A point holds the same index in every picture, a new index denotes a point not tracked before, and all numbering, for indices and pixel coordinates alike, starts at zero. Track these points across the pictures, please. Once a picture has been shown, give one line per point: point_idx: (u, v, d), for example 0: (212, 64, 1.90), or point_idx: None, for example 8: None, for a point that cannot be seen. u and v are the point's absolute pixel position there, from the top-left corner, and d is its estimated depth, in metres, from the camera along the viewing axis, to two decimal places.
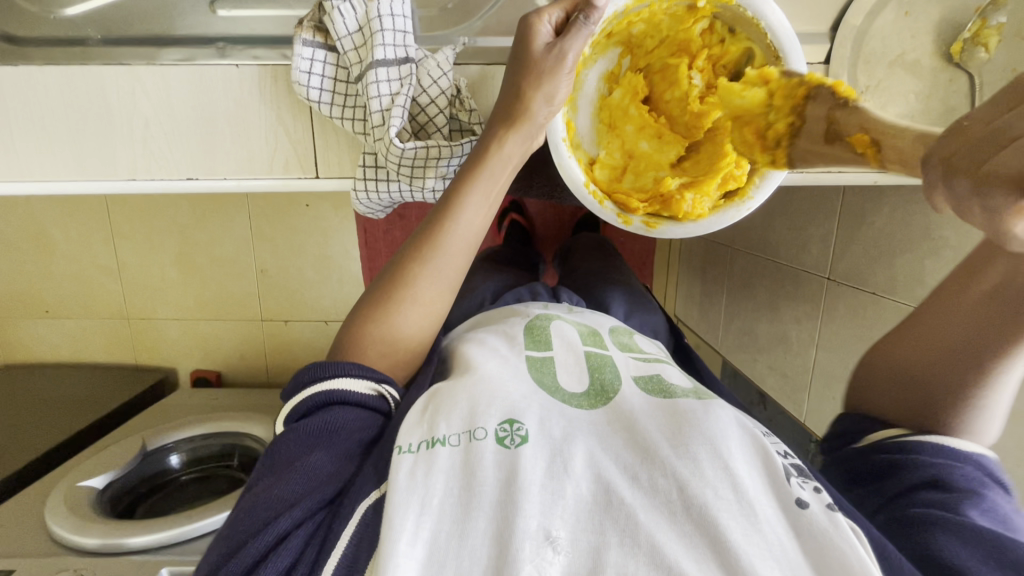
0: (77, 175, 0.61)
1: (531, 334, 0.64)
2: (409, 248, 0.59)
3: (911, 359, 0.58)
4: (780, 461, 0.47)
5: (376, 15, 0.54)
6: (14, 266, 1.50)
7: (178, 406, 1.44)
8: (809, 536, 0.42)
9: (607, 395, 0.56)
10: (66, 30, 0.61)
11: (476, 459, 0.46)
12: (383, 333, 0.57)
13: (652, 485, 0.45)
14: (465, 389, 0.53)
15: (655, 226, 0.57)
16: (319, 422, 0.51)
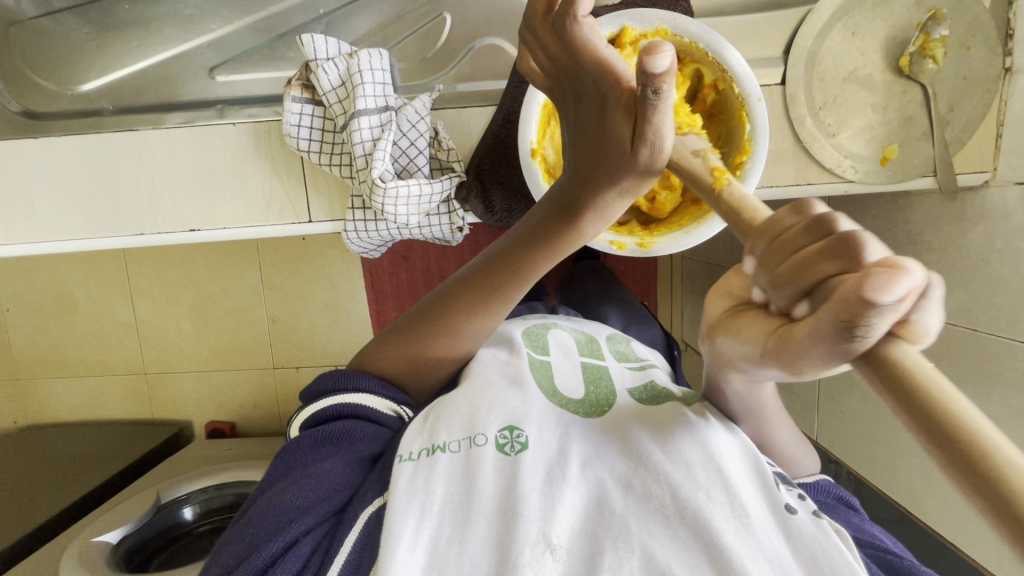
0: (91, 234, 0.66)
1: (527, 339, 0.66)
2: (458, 299, 0.56)
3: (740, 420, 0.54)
4: (768, 468, 0.47)
5: (357, 70, 0.59)
6: (38, 327, 1.56)
7: (192, 457, 1.45)
8: (798, 542, 0.41)
9: (602, 407, 0.57)
10: (82, 104, 0.67)
11: (477, 463, 0.46)
12: (430, 353, 0.58)
13: (643, 492, 0.45)
14: (464, 396, 0.53)
15: (649, 245, 0.58)
16: (333, 432, 0.53)
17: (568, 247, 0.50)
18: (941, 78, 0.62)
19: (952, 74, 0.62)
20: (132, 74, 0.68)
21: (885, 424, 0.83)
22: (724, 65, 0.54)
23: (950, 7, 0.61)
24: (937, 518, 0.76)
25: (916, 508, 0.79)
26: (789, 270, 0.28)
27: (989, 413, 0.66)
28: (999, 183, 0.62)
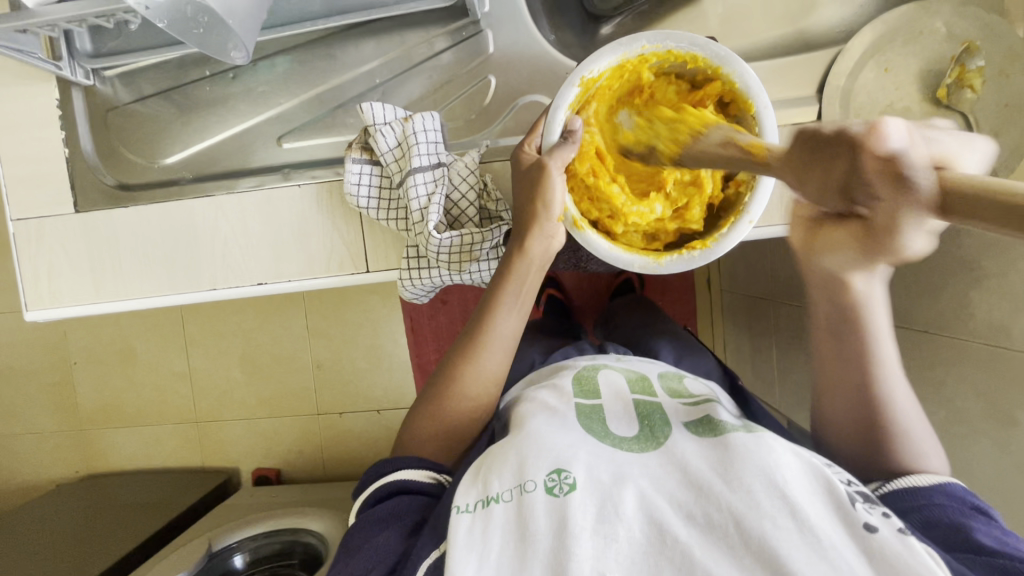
0: (169, 291, 0.72)
1: (578, 384, 0.62)
2: (457, 345, 0.65)
3: (840, 399, 0.58)
4: (844, 487, 0.45)
5: (411, 132, 0.64)
6: (102, 379, 1.66)
7: (242, 505, 1.48)
8: (883, 563, 0.40)
9: (657, 439, 0.53)
10: (164, 174, 0.75)
11: (529, 512, 0.46)
12: (442, 415, 0.62)
13: (707, 522, 0.44)
14: (513, 444, 0.52)
15: (582, 227, 0.57)
16: (381, 510, 0.56)
17: (520, 265, 0.62)
18: (982, 105, 0.63)
19: (993, 102, 0.62)
20: (208, 146, 0.75)
21: (959, 460, 0.78)
22: (756, 125, 0.54)
23: (983, 38, 0.62)
24: None
25: None
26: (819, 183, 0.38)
27: None
28: None
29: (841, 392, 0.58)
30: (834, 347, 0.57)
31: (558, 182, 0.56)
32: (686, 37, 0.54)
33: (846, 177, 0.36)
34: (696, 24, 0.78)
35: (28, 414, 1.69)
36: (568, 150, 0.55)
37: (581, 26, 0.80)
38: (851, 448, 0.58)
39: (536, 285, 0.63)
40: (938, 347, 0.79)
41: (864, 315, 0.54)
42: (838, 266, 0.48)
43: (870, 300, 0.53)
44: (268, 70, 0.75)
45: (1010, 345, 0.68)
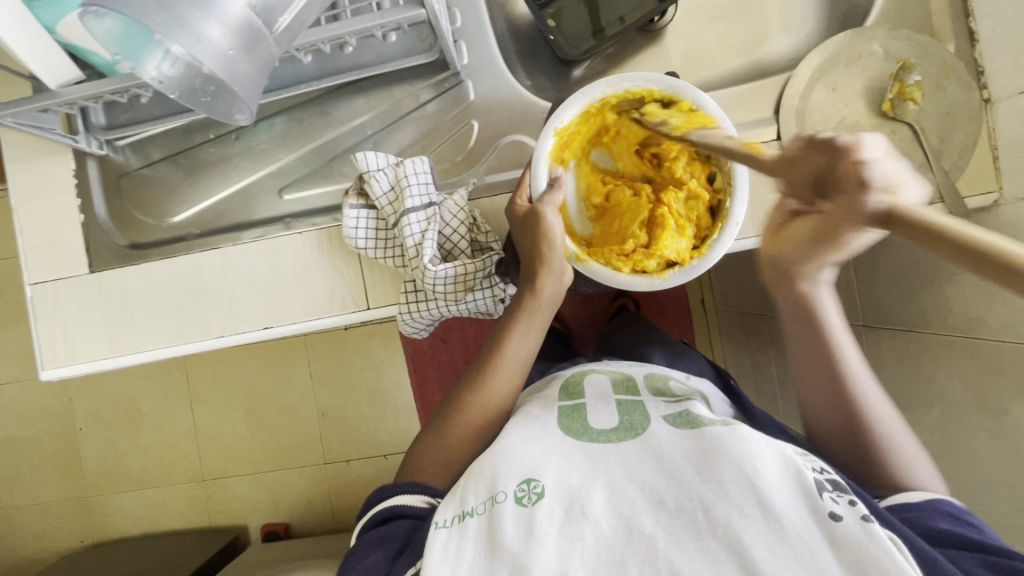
0: (179, 342, 0.75)
1: (563, 389, 0.65)
2: (466, 378, 0.67)
3: (819, 406, 0.60)
4: (811, 474, 0.46)
5: (403, 176, 0.69)
6: (107, 443, 1.65)
7: (251, 562, 1.45)
8: (843, 548, 0.41)
9: (636, 429, 0.55)
10: (174, 232, 0.80)
11: (499, 523, 0.48)
12: (449, 445, 0.63)
13: (676, 509, 0.46)
14: (488, 456, 0.54)
15: (584, 261, 0.62)
16: (376, 531, 0.58)
17: (528, 300, 0.65)
18: (926, 115, 0.69)
19: (934, 110, 0.68)
20: (214, 203, 0.80)
21: (960, 455, 0.79)
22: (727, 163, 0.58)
23: (917, 57, 0.69)
24: None
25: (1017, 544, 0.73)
26: (802, 175, 0.49)
27: None
28: (1009, 201, 0.64)
29: (817, 394, 0.60)
30: (800, 347, 0.61)
31: (556, 221, 0.60)
32: (661, 80, 0.59)
33: (827, 168, 0.46)
34: (660, 62, 0.85)
35: (33, 483, 1.67)
36: (557, 194, 0.60)
37: (554, 71, 0.87)
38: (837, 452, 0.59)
39: (545, 323, 0.66)
40: (924, 344, 0.82)
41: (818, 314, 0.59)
42: (806, 265, 0.56)
43: (825, 302, 0.59)
44: (268, 130, 0.81)
45: (988, 335, 0.71)
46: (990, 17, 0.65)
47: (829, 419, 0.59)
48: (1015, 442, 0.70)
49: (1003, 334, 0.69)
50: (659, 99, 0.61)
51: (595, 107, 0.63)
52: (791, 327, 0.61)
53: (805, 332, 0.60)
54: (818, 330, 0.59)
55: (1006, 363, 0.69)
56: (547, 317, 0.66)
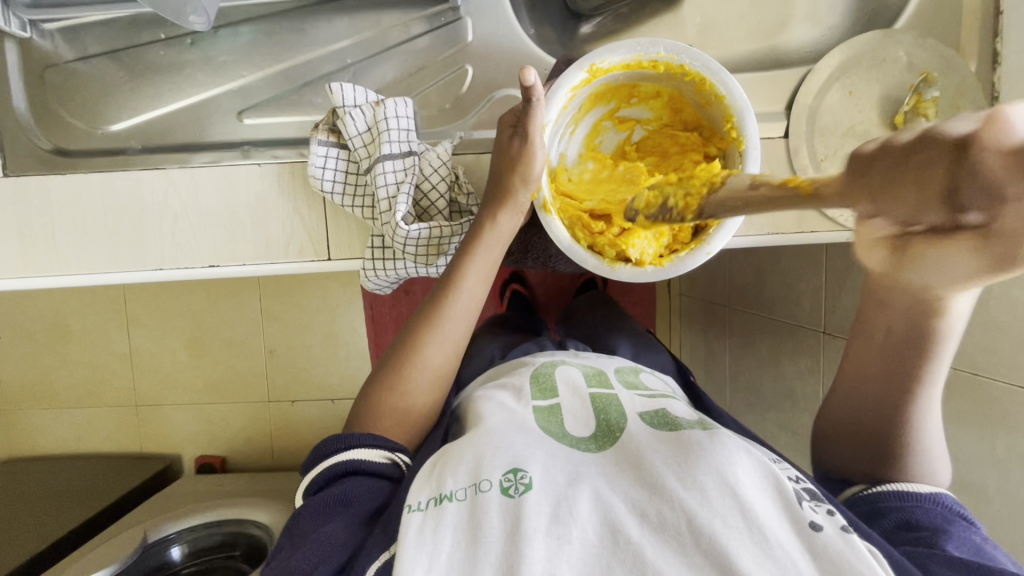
0: (109, 269, 0.66)
1: (536, 382, 0.63)
2: (418, 318, 0.63)
3: (852, 405, 0.56)
4: (790, 485, 0.47)
5: (383, 117, 0.62)
6: (30, 357, 1.53)
7: (182, 494, 1.41)
8: (825, 560, 0.41)
9: (613, 436, 0.55)
10: (110, 142, 0.69)
11: (481, 510, 0.46)
12: (401, 389, 0.60)
13: (660, 520, 0.45)
14: (470, 442, 0.53)
15: (549, 212, 0.57)
16: (333, 493, 0.53)
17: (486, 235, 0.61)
18: None
19: None
20: (161, 115, 0.70)
21: None
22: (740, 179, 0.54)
23: (940, 70, 0.65)
24: None
25: None
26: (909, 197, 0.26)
27: (995, 457, 0.68)
28: None
29: (852, 386, 0.56)
30: (879, 356, 0.53)
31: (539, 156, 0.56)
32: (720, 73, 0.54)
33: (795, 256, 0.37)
34: (674, 32, 0.78)
35: None
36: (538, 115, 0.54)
37: (560, 24, 0.80)
38: (844, 446, 0.58)
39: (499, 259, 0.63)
40: None
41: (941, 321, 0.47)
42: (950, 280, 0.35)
43: (953, 328, 0.47)
44: (231, 39, 0.71)
45: None
46: (1019, 41, 0.63)
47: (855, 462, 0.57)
48: (947, 464, 0.74)
49: (957, 362, 0.71)
50: (719, 102, 0.56)
51: (658, 70, 0.57)
52: (865, 325, 0.53)
53: (888, 345, 0.51)
54: (916, 358, 0.50)
55: (954, 390, 0.72)
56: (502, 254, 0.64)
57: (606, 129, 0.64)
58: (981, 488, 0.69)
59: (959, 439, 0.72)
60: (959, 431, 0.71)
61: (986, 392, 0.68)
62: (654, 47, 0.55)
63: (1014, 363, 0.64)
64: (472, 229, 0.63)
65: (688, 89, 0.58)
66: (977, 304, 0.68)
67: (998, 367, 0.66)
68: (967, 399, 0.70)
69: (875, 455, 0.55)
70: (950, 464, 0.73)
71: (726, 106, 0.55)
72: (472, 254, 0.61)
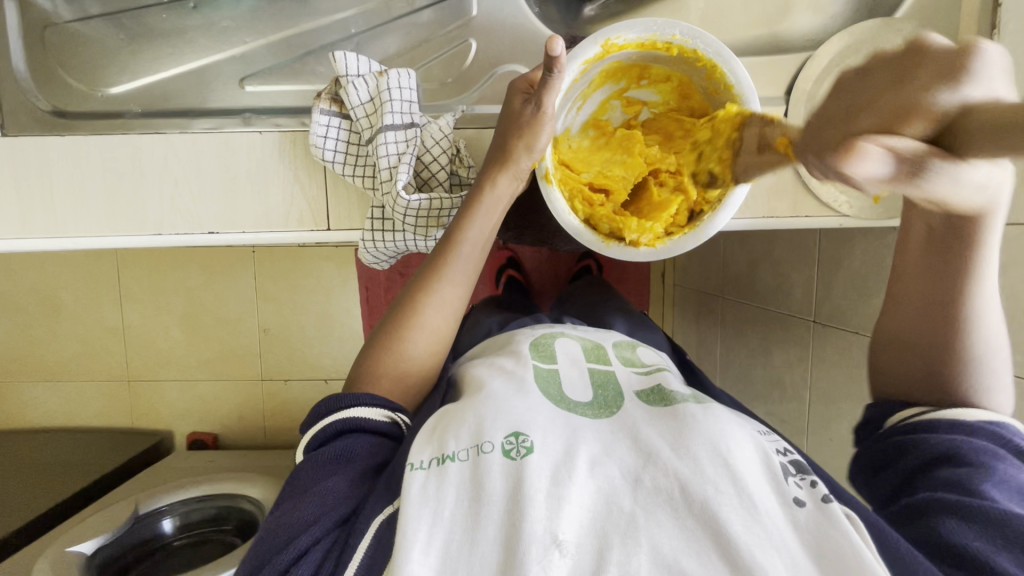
0: (107, 233, 0.66)
1: (535, 349, 0.64)
2: (418, 280, 0.63)
3: (903, 322, 0.59)
4: (777, 459, 0.48)
5: (386, 88, 0.62)
6: (21, 328, 1.52)
7: (174, 468, 1.42)
8: (805, 532, 0.43)
9: (611, 408, 0.55)
10: (110, 105, 0.69)
11: (483, 472, 0.47)
12: (401, 351, 0.61)
13: (654, 486, 0.45)
14: (472, 406, 0.53)
15: (551, 183, 0.58)
16: (334, 449, 0.54)
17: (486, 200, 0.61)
18: None
19: None
20: (161, 80, 0.70)
21: None
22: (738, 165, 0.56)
23: None
24: None
25: None
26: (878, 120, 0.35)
27: None
28: None
29: (913, 307, 0.58)
30: (921, 262, 0.56)
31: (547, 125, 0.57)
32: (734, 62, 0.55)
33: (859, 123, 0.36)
34: (678, 15, 0.79)
35: None
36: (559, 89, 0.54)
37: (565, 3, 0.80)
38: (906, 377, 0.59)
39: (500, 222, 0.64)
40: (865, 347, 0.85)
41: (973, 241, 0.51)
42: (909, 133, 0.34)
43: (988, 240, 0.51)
44: (233, 5, 0.71)
45: None
46: (1016, 33, 0.64)
47: (907, 384, 0.59)
48: None
49: None
50: (727, 92, 0.57)
51: (672, 53, 0.57)
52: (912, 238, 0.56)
53: (931, 251, 0.55)
54: (944, 266, 0.54)
55: None
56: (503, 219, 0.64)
57: (612, 107, 0.64)
58: None
59: None
60: None
61: None
62: (671, 29, 0.55)
63: None
64: (473, 192, 0.63)
65: (698, 75, 0.59)
66: None
67: None
68: None
69: (934, 363, 0.57)
70: None
71: (734, 95, 0.56)
72: (473, 216, 0.62)
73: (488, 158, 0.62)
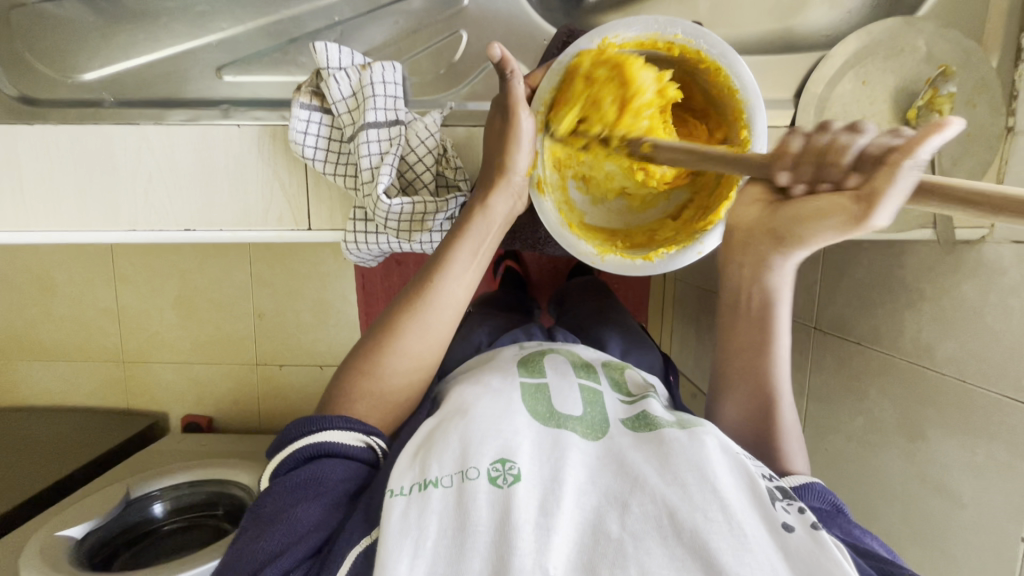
0: (79, 228, 0.64)
1: (524, 364, 0.62)
2: (400, 302, 0.61)
3: (741, 397, 0.59)
4: (764, 483, 0.46)
5: (368, 82, 0.58)
6: (13, 309, 1.51)
7: (166, 452, 1.42)
8: (796, 559, 0.41)
9: (599, 432, 0.54)
10: (83, 92, 0.65)
11: (469, 499, 0.45)
12: (381, 375, 0.58)
13: (642, 514, 0.44)
14: (454, 428, 0.51)
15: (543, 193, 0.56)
16: (304, 474, 0.51)
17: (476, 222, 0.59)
18: (947, 131, 0.62)
19: (956, 129, 0.61)
20: (137, 66, 0.66)
21: (870, 466, 0.83)
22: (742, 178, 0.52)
23: (959, 64, 0.61)
24: (914, 562, 0.76)
25: (897, 551, 0.79)
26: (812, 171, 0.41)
27: (974, 465, 0.67)
28: (995, 240, 0.64)
29: (745, 389, 0.59)
30: (745, 334, 0.59)
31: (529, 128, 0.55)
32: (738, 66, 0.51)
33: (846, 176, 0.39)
34: (684, 7, 0.74)
35: None
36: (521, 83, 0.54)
37: None
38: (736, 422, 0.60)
39: (492, 247, 0.61)
40: (867, 359, 0.82)
41: (771, 306, 0.56)
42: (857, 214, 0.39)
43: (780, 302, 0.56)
44: None
45: (930, 365, 0.72)
46: None
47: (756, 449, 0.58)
48: (925, 467, 0.73)
49: (945, 367, 0.70)
50: (731, 96, 0.53)
51: (673, 54, 0.53)
52: (728, 296, 0.59)
53: (760, 314, 0.57)
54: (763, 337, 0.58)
55: (940, 396, 0.71)
56: (494, 244, 0.62)
57: None
58: (958, 493, 0.69)
59: (941, 444, 0.71)
60: (941, 435, 0.71)
61: (972, 399, 0.67)
62: (672, 28, 0.51)
63: (1003, 372, 0.63)
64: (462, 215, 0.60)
65: (701, 78, 0.55)
66: (973, 309, 0.67)
67: (986, 376, 0.65)
68: (952, 405, 0.69)
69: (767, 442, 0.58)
70: (929, 467, 0.73)
71: (739, 102, 0.52)
72: (462, 238, 0.59)
73: (478, 179, 0.60)
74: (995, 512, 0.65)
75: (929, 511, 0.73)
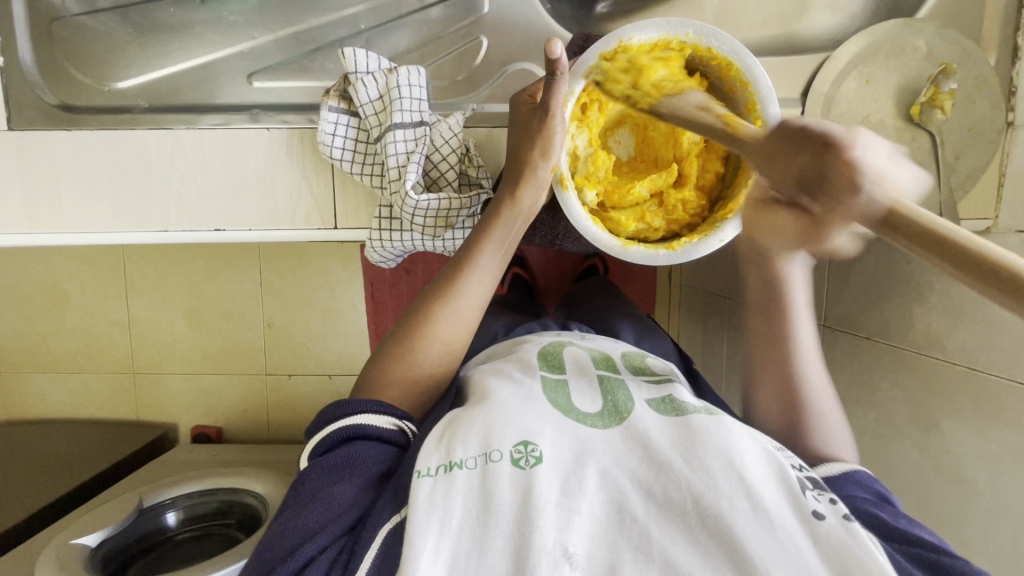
0: (113, 229, 0.66)
1: (544, 359, 0.64)
2: (431, 290, 0.64)
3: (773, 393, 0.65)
4: (795, 474, 0.47)
5: (395, 85, 0.61)
6: (26, 320, 1.52)
7: (179, 461, 1.42)
8: (826, 546, 0.42)
9: (622, 415, 0.54)
10: (116, 100, 0.68)
11: (492, 481, 0.46)
12: (413, 359, 0.60)
13: (666, 499, 0.46)
14: (479, 413, 0.52)
15: (566, 187, 0.58)
16: (339, 456, 0.53)
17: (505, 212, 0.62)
18: (950, 127, 0.66)
19: (959, 125, 0.65)
20: (168, 74, 0.69)
21: (883, 459, 0.84)
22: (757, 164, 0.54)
23: (958, 63, 0.65)
24: None
25: None
26: (784, 169, 0.44)
27: (988, 452, 0.68)
28: (1000, 231, 0.65)
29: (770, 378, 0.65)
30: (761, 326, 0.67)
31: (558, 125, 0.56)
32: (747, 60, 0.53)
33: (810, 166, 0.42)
34: (692, 12, 0.77)
35: None
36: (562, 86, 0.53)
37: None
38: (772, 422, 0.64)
39: (519, 236, 0.64)
40: (878, 353, 0.83)
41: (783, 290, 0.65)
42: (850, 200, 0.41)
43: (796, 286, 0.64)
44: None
45: (939, 355, 0.74)
46: None
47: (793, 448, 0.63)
48: (939, 457, 0.75)
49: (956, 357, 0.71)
50: (743, 88, 0.55)
51: (684, 52, 0.56)
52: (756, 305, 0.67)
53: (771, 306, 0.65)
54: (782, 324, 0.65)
55: (951, 385, 0.72)
56: (520, 234, 0.64)
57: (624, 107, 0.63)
58: (973, 481, 0.70)
59: (954, 433, 0.72)
60: (954, 424, 0.72)
61: (984, 386, 0.68)
62: (685, 26, 0.54)
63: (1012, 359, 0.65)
64: (491, 206, 0.63)
65: (711, 73, 0.58)
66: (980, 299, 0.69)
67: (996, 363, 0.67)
68: (964, 394, 0.71)
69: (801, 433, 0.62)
70: (944, 456, 0.74)
71: (751, 93, 0.54)
72: (491, 229, 0.62)
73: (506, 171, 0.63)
74: (1010, 498, 0.66)
75: (946, 502, 0.74)
